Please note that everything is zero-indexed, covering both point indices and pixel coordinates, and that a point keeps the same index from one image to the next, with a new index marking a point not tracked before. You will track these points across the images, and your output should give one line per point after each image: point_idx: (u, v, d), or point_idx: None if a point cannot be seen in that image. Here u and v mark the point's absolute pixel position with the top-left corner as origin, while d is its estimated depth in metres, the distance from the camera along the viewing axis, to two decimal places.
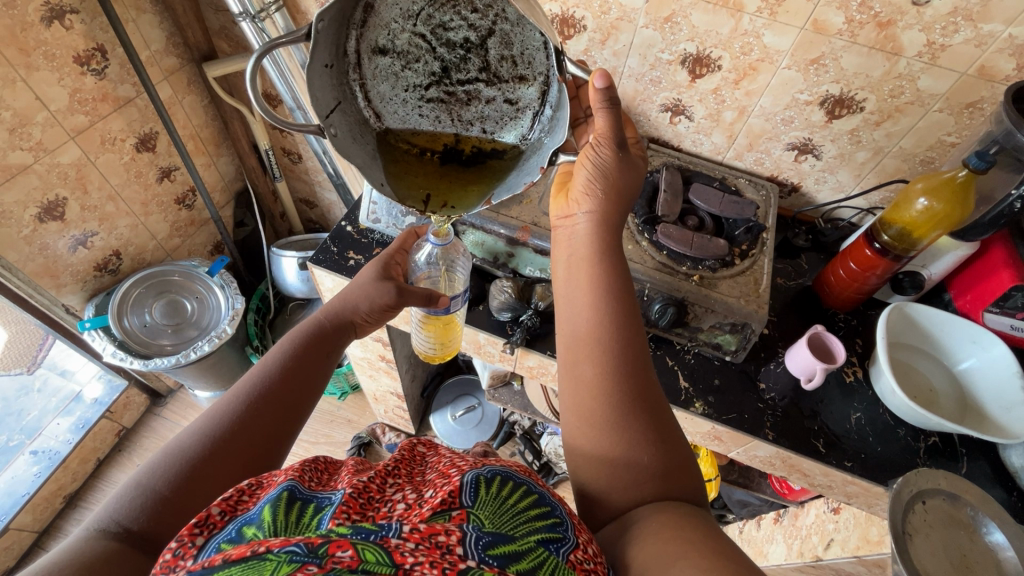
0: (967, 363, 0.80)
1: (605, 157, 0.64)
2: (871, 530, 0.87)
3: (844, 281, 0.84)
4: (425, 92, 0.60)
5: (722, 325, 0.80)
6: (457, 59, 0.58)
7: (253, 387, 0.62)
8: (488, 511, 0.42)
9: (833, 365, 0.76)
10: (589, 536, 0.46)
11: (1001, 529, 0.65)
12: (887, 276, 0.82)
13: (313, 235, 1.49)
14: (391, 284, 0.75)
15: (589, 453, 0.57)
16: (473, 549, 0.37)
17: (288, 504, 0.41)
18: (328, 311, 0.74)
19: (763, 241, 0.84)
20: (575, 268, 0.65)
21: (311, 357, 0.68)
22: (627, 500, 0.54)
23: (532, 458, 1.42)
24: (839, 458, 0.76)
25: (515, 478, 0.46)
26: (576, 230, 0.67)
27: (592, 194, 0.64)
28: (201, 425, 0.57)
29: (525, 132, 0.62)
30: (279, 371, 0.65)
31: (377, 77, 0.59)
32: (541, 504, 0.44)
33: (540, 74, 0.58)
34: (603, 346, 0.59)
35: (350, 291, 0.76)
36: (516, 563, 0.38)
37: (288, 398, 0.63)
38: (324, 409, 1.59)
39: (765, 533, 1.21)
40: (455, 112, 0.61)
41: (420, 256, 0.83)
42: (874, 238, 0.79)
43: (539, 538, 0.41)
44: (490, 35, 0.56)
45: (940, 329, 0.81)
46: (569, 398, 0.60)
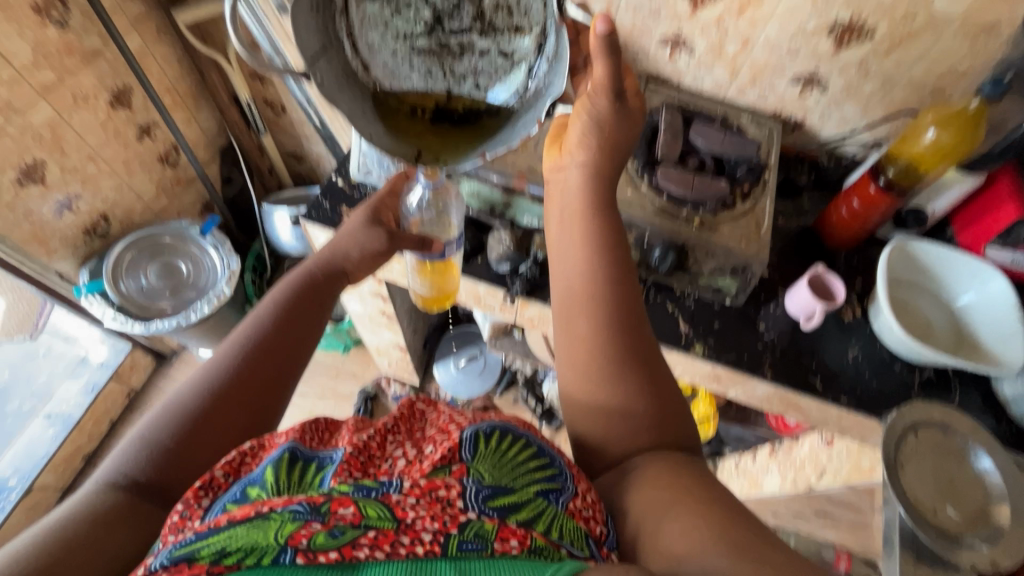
0: (965, 297, 0.80)
1: (601, 108, 0.61)
2: (863, 460, 0.90)
3: (846, 220, 0.83)
4: (415, 43, 0.58)
5: (721, 268, 0.80)
6: (450, 7, 0.57)
7: (249, 339, 0.62)
8: (487, 466, 0.45)
9: (833, 305, 0.77)
10: (588, 484, 0.49)
11: (990, 456, 0.68)
12: (889, 213, 0.81)
13: (303, 190, 1.45)
14: (381, 231, 0.75)
15: (587, 407, 0.58)
16: (473, 502, 0.40)
17: (290, 466, 0.43)
18: (319, 261, 0.74)
19: (764, 181, 0.83)
20: (568, 222, 0.64)
21: (303, 307, 0.68)
22: (625, 449, 0.55)
23: (535, 404, 1.48)
24: (835, 394, 0.78)
25: (515, 431, 0.49)
26: (568, 181, 0.65)
27: (587, 145, 0.63)
28: (200, 378, 0.58)
29: (520, 86, 0.59)
30: (272, 321, 0.65)
31: (365, 24, 0.56)
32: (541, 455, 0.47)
33: (536, 25, 0.57)
34: (602, 300, 0.59)
35: (339, 240, 0.75)
36: (516, 513, 0.41)
37: (286, 348, 0.63)
38: (328, 363, 1.62)
39: (760, 465, 1.26)
40: (447, 64, 0.59)
41: (412, 200, 0.80)
42: (879, 174, 0.78)
43: (540, 489, 0.44)
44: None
45: (942, 264, 0.81)
46: (565, 354, 0.61)
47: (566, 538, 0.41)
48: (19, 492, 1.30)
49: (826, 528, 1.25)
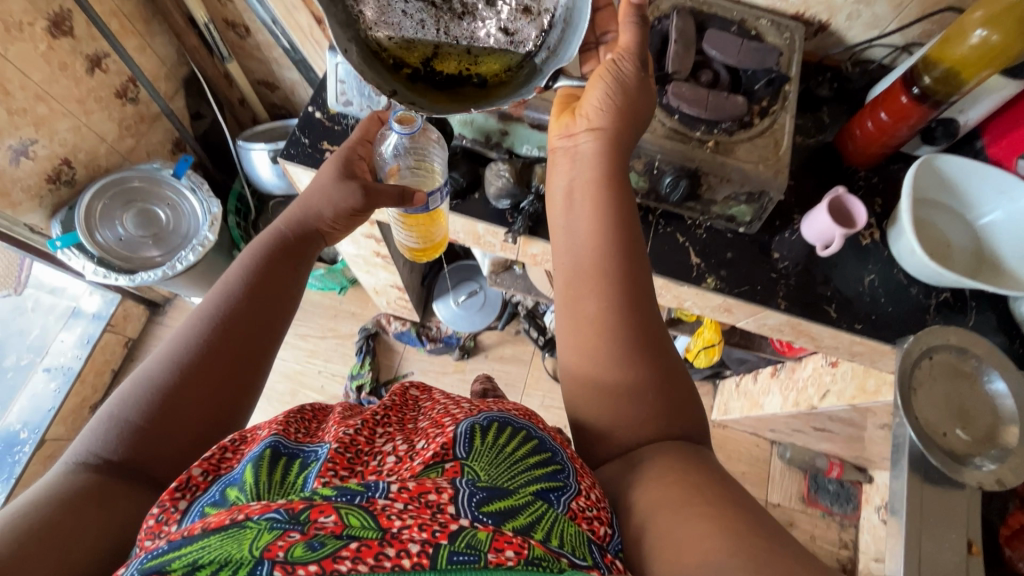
0: (988, 218, 0.77)
1: (623, 74, 0.61)
2: (869, 381, 0.91)
3: (871, 135, 0.77)
4: None
5: (737, 192, 0.75)
6: None
7: (217, 308, 0.59)
8: (485, 462, 0.48)
9: (852, 230, 0.72)
10: (591, 480, 0.51)
11: (1004, 378, 0.67)
12: (919, 127, 0.75)
13: (280, 123, 1.35)
14: (355, 186, 0.68)
15: (594, 391, 0.57)
16: (465, 508, 0.42)
17: (273, 463, 0.47)
18: (290, 221, 0.69)
19: (785, 95, 0.76)
20: (578, 194, 0.62)
21: (275, 272, 0.64)
22: (634, 438, 0.54)
23: (537, 335, 1.47)
24: (849, 321, 0.76)
25: (515, 424, 0.52)
26: (579, 152, 0.63)
27: (604, 111, 0.61)
28: (169, 351, 0.56)
29: (511, 62, 0.58)
30: (244, 288, 0.61)
31: None
32: (543, 452, 0.50)
33: (546, 11, 0.57)
34: (614, 278, 0.58)
35: (310, 197, 0.70)
36: (511, 519, 0.42)
37: (258, 318, 0.60)
38: (326, 304, 1.59)
39: (761, 385, 1.29)
40: (444, 22, 0.58)
41: (386, 148, 0.73)
42: (914, 82, 0.70)
43: (540, 490, 0.46)
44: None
45: (966, 179, 0.76)
46: (570, 336, 0.60)
47: (566, 545, 0.41)
48: (33, 444, 1.32)
49: (822, 441, 1.30)
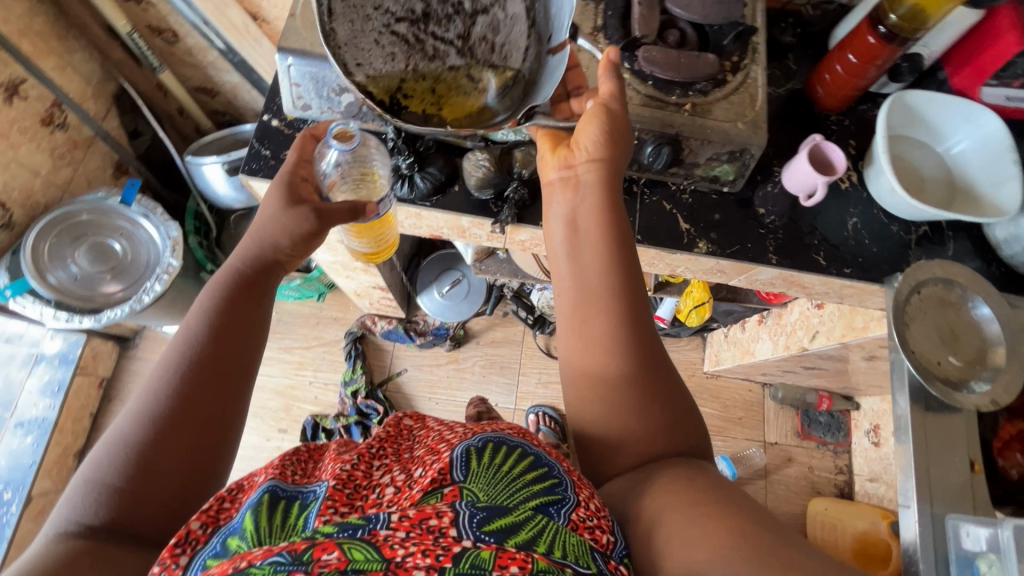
0: (957, 147, 0.78)
1: (614, 112, 0.62)
2: (856, 319, 0.94)
3: (840, 80, 0.77)
4: (397, 28, 0.65)
5: (720, 154, 0.73)
6: (441, 16, 0.66)
7: (183, 356, 0.55)
8: (483, 481, 0.51)
9: (833, 176, 0.73)
10: (591, 491, 0.53)
11: (987, 303, 0.71)
12: (887, 65, 0.75)
13: (228, 130, 1.27)
14: (306, 210, 0.64)
15: (603, 415, 0.58)
16: (467, 530, 0.44)
17: (271, 507, 0.49)
18: (247, 254, 0.65)
19: (754, 47, 0.74)
20: (582, 223, 0.62)
21: (239, 309, 0.60)
22: (643, 454, 0.57)
23: (526, 314, 1.47)
24: (838, 266, 0.77)
25: (510, 443, 0.56)
26: (581, 183, 0.63)
27: (600, 146, 0.62)
28: (138, 407, 0.53)
29: (468, 99, 0.65)
30: (207, 330, 0.57)
31: None
32: (539, 468, 0.53)
33: (508, 67, 0.65)
34: (616, 304, 0.59)
35: (262, 226, 0.65)
36: (514, 535, 0.45)
37: (229, 361, 0.57)
38: (306, 313, 1.54)
39: (750, 333, 1.32)
40: (414, 57, 0.65)
41: (325, 164, 0.70)
42: (880, 21, 0.70)
43: (540, 503, 0.49)
44: (482, 13, 0.66)
45: (934, 108, 0.77)
46: (575, 366, 0.60)
47: (570, 555, 0.44)
48: (20, 503, 1.25)
49: (811, 378, 1.35)
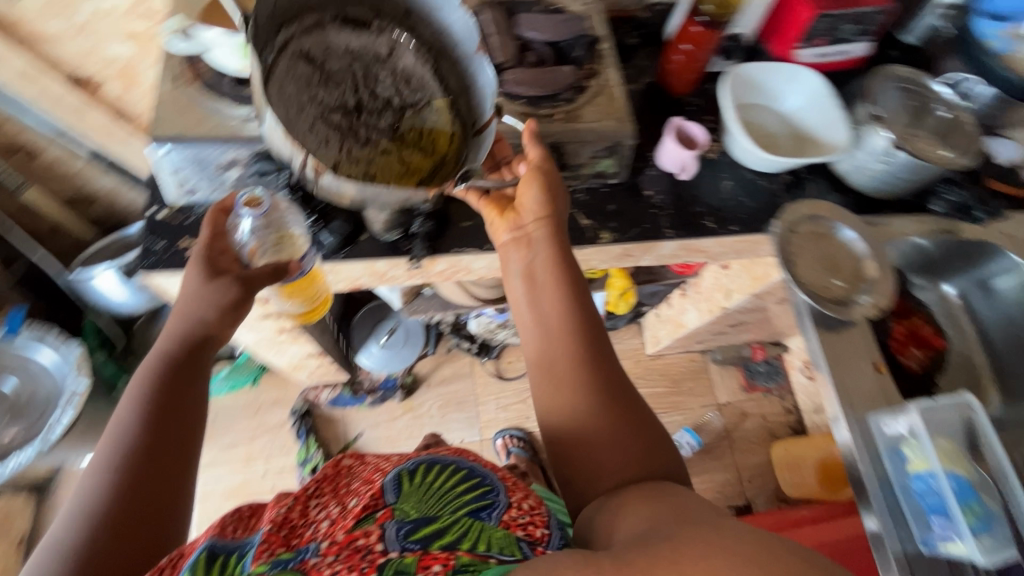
0: (794, 104, 0.90)
1: (550, 177, 0.72)
2: (757, 269, 1.03)
3: (683, 66, 0.87)
4: (330, 116, 0.70)
5: (599, 148, 0.80)
6: (373, 108, 0.73)
7: (124, 445, 0.59)
8: (410, 502, 0.63)
9: (697, 151, 0.85)
10: (522, 493, 0.69)
11: (849, 227, 0.81)
12: (714, 48, 0.87)
13: (115, 234, 1.20)
14: (226, 281, 0.65)
15: (585, 442, 0.63)
16: (394, 542, 0.57)
17: (213, 559, 0.56)
18: (174, 335, 0.66)
19: (603, 53, 0.83)
20: (537, 274, 0.71)
21: (174, 393, 0.64)
22: (615, 479, 0.60)
23: (470, 344, 1.50)
24: (725, 226, 0.86)
25: (445, 461, 0.69)
26: (532, 239, 0.72)
27: (539, 206, 0.72)
28: (86, 500, 0.56)
29: (402, 175, 0.68)
30: (143, 417, 0.61)
31: (296, 80, 0.71)
32: (474, 479, 0.68)
33: (440, 149, 0.72)
34: (581, 338, 0.68)
35: (185, 304, 0.66)
36: (436, 540, 0.58)
37: (173, 444, 0.61)
38: (242, 403, 1.46)
39: (677, 307, 1.41)
40: (347, 141, 0.69)
41: (240, 231, 0.68)
42: (697, 11, 0.83)
43: (474, 508, 0.63)
44: (412, 106, 0.74)
45: (766, 73, 0.89)
46: (553, 398, 0.66)
47: (497, 544, 0.59)
48: None
49: (740, 334, 1.46)
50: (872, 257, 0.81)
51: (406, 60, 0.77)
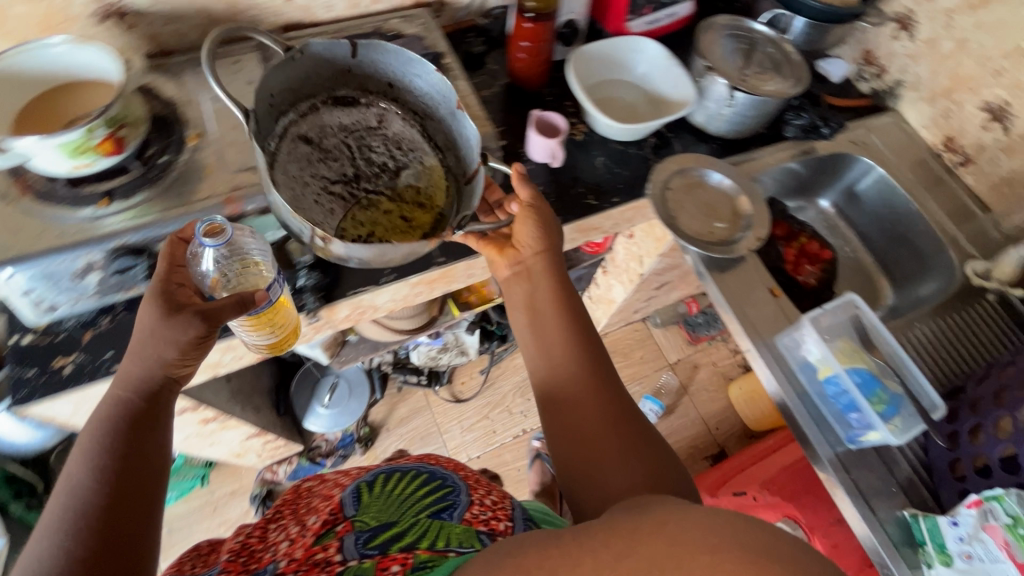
0: (641, 71, 0.95)
1: (542, 212, 0.73)
2: (657, 231, 1.07)
3: (528, 62, 0.90)
4: (330, 187, 0.73)
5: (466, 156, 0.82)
6: (371, 172, 0.75)
7: (65, 517, 0.46)
8: (370, 512, 0.57)
9: (562, 136, 0.87)
10: (483, 491, 0.64)
11: (716, 170, 0.86)
12: (552, 37, 0.90)
13: None
14: (188, 314, 0.53)
15: (585, 452, 0.59)
16: (352, 551, 0.51)
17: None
18: (129, 382, 0.55)
19: (448, 66, 0.86)
20: (541, 303, 0.70)
21: (131, 449, 0.51)
22: (621, 486, 0.55)
23: (417, 377, 1.48)
24: (608, 199, 0.88)
25: (407, 467, 0.66)
26: (532, 272, 0.72)
27: (535, 241, 0.72)
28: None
29: (402, 232, 0.72)
30: (94, 482, 0.48)
31: (290, 153, 0.73)
32: (435, 481, 0.63)
33: (439, 204, 0.76)
34: (577, 349, 0.66)
35: (140, 342, 0.54)
36: (396, 540, 0.52)
37: (131, 511, 0.48)
38: (197, 507, 1.37)
39: (604, 285, 1.44)
40: (351, 209, 0.72)
41: (204, 263, 0.57)
42: (524, 9, 0.86)
43: (433, 509, 0.57)
44: (406, 169, 0.77)
45: (610, 48, 0.93)
46: (554, 414, 0.64)
47: (457, 538, 0.52)
48: None
49: (670, 293, 1.50)
50: (741, 192, 0.86)
51: (396, 126, 0.79)
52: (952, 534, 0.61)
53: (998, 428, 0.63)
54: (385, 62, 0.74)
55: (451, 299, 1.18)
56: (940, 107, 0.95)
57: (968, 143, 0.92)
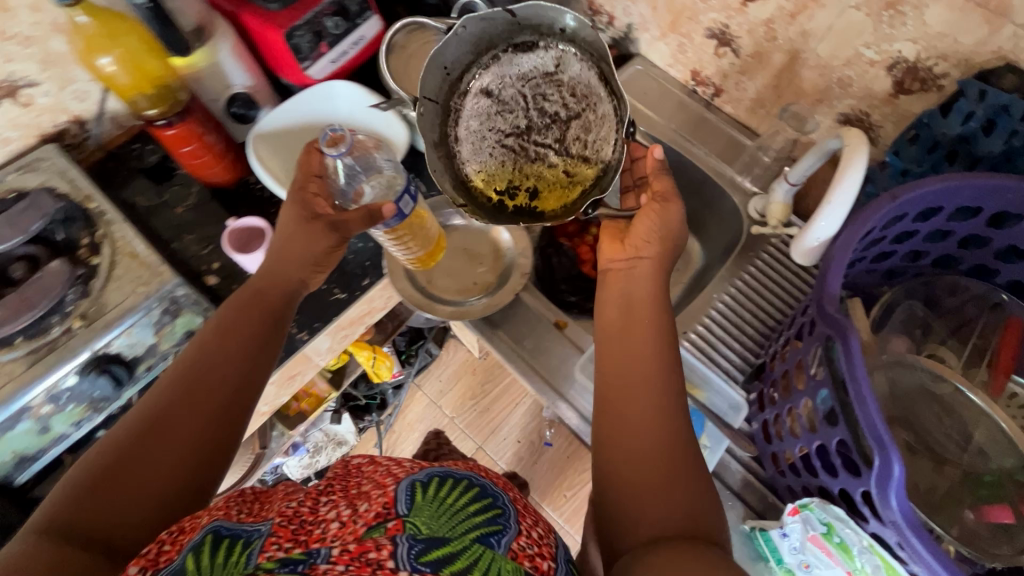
0: (345, 114, 0.81)
1: (672, 209, 0.63)
2: None
3: (201, 163, 0.73)
4: (503, 140, 0.65)
5: (153, 319, 0.65)
6: (542, 124, 0.65)
7: (213, 357, 0.53)
8: (427, 518, 0.41)
9: (268, 234, 0.72)
10: (532, 521, 0.47)
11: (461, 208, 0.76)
12: (212, 124, 0.72)
13: None
14: (319, 224, 0.60)
15: (630, 444, 0.50)
16: (405, 561, 0.37)
17: (213, 546, 0.38)
18: (262, 273, 0.61)
19: (98, 212, 0.69)
20: (631, 290, 0.60)
21: (247, 322, 0.57)
22: (654, 524, 0.46)
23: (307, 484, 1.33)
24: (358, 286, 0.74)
25: (457, 475, 0.47)
26: (635, 276, 0.61)
27: (654, 241, 0.62)
28: (155, 400, 0.49)
29: (568, 187, 0.64)
30: (176, 389, 0.50)
31: (471, 112, 0.64)
32: (485, 498, 0.45)
33: (602, 161, 0.63)
34: (663, 331, 0.57)
35: (276, 244, 0.62)
36: (451, 566, 0.37)
37: (233, 379, 0.52)
38: None
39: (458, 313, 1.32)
40: (521, 163, 0.65)
41: (340, 178, 0.61)
42: (150, 119, 0.66)
43: (480, 533, 0.41)
44: (577, 122, 0.64)
45: (294, 114, 0.79)
46: (608, 383, 0.55)
47: None
48: None
49: None
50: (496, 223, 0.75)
51: (575, 70, 0.63)
52: (787, 547, 0.56)
53: (791, 420, 0.56)
54: (551, 9, 0.59)
55: (279, 419, 1.03)
56: (674, 43, 0.86)
57: (712, 74, 0.84)
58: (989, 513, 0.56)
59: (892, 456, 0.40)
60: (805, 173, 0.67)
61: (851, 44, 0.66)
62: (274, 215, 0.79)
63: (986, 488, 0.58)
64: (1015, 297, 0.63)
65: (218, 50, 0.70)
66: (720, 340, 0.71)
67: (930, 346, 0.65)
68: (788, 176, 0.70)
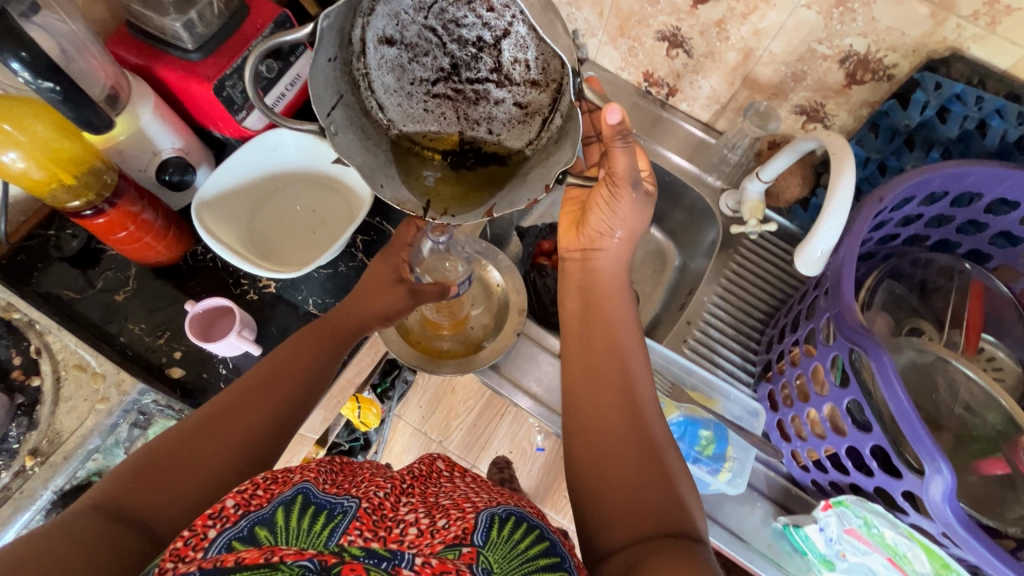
0: (297, 162, 0.75)
1: (630, 199, 0.57)
2: None
3: (141, 246, 0.64)
4: (432, 87, 0.52)
5: (122, 437, 0.60)
6: (469, 55, 0.50)
7: (275, 382, 0.53)
8: (501, 559, 0.35)
9: (235, 311, 0.65)
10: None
11: None
12: (149, 201, 0.64)
13: None
14: (403, 291, 0.63)
15: (602, 439, 0.50)
16: None
17: (303, 509, 0.36)
18: (337, 313, 0.61)
19: (27, 325, 0.61)
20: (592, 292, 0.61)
21: (310, 358, 0.56)
22: (621, 533, 0.43)
23: None
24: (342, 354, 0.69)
25: (531, 520, 0.39)
26: (590, 264, 0.62)
27: (607, 231, 0.60)
28: (210, 410, 0.49)
29: (530, 134, 0.52)
30: (243, 394, 0.51)
31: (382, 67, 0.50)
32: (553, 559, 0.36)
33: (553, 80, 0.49)
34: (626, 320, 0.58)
35: (360, 286, 0.64)
36: None
37: (285, 406, 0.52)
38: None
39: None
40: (462, 111, 0.53)
41: (426, 249, 0.68)
42: (79, 213, 0.58)
43: None
44: (508, 41, 0.49)
45: (238, 174, 0.71)
46: (574, 378, 0.55)
47: None
48: None
49: None
50: (484, 263, 0.76)
51: None
52: (823, 540, 0.57)
53: (812, 421, 0.58)
54: None
55: None
56: (624, 48, 0.84)
57: (665, 75, 0.83)
58: (985, 467, 0.59)
59: (941, 463, 0.43)
60: (777, 170, 0.69)
61: (803, 41, 0.67)
62: (235, 285, 0.71)
63: (978, 443, 0.60)
64: (977, 264, 0.69)
65: (139, 115, 0.61)
66: (718, 342, 0.72)
67: (910, 318, 0.68)
68: (759, 173, 0.71)
